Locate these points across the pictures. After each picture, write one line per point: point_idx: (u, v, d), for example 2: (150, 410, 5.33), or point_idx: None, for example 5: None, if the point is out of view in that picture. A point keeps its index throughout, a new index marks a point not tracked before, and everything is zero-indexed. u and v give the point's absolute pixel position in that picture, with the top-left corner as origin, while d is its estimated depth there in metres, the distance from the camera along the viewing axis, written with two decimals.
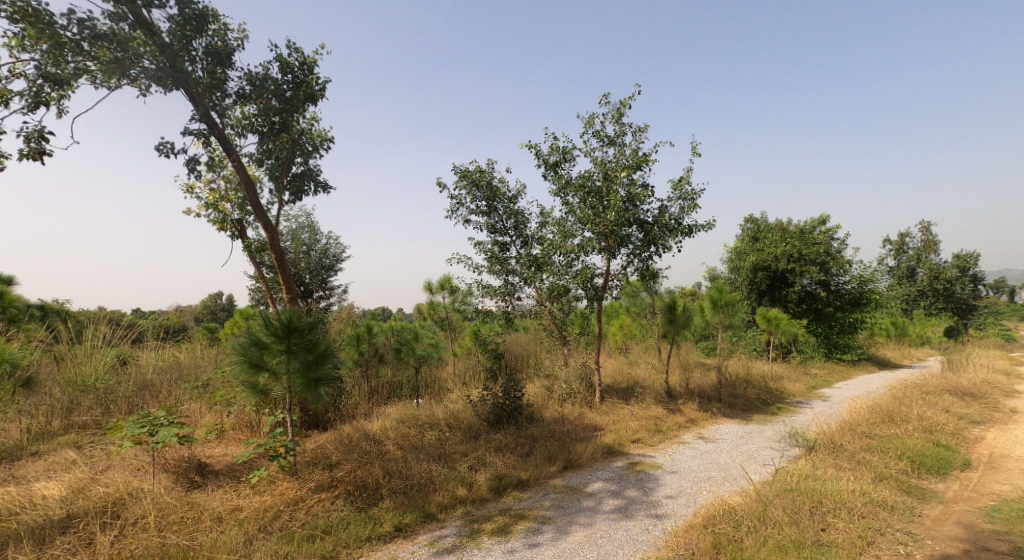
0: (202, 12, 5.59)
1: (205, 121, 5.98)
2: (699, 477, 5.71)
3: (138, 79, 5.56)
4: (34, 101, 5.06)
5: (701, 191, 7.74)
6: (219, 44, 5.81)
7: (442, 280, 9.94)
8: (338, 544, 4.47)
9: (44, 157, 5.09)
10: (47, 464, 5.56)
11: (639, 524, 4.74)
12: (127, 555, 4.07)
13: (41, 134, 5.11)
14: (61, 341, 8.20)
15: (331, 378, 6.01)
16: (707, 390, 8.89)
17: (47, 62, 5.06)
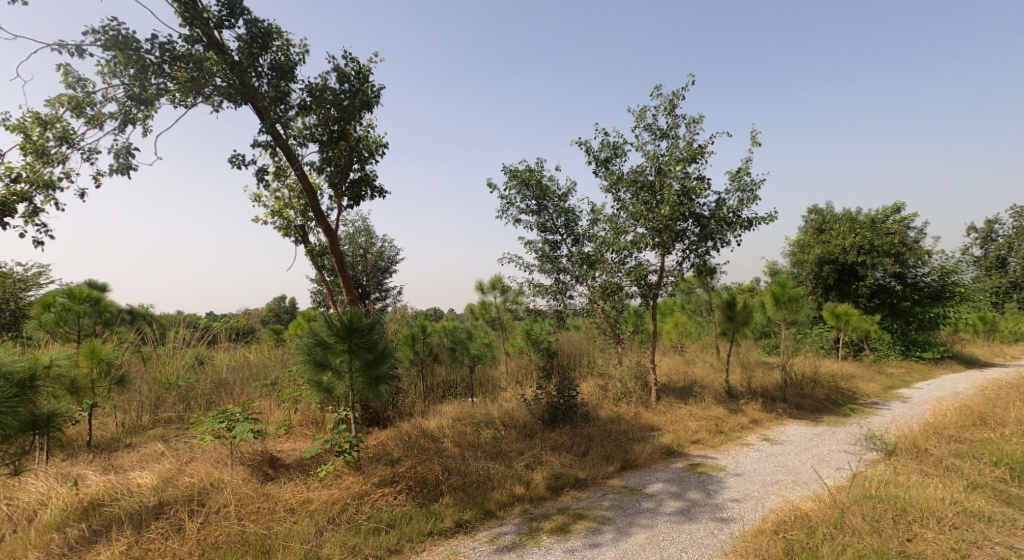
0: (267, 29, 5.86)
1: (271, 133, 6.27)
2: (766, 481, 5.53)
3: (211, 97, 5.89)
4: (123, 120, 5.44)
5: (761, 182, 7.47)
6: (282, 59, 6.09)
7: (493, 280, 10.05)
8: (402, 538, 4.60)
9: (132, 171, 5.47)
10: (140, 455, 6.00)
11: (704, 528, 4.64)
12: (212, 541, 4.31)
13: (129, 150, 5.50)
14: (147, 342, 8.84)
15: (390, 377, 6.17)
16: (771, 391, 8.57)
17: (133, 85, 5.43)
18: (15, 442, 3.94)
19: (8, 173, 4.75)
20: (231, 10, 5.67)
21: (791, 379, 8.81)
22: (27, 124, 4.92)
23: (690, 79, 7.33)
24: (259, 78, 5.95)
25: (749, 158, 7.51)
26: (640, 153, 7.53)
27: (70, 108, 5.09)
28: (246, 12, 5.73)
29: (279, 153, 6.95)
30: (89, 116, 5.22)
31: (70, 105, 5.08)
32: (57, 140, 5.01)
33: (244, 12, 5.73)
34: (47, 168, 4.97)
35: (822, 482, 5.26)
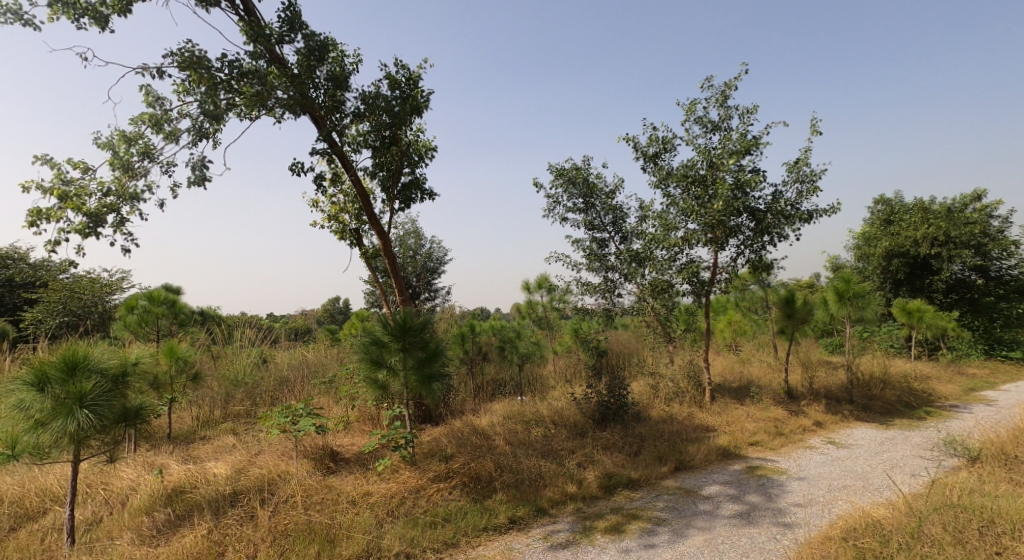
0: (323, 42, 6.13)
1: (327, 141, 6.53)
2: (833, 486, 5.35)
3: (273, 110, 6.18)
4: (198, 134, 5.82)
5: (822, 173, 7.21)
6: (337, 70, 6.34)
7: (540, 279, 10.11)
8: (458, 532, 4.73)
9: (207, 182, 5.84)
10: (214, 447, 6.40)
11: (765, 532, 4.56)
12: (282, 528, 4.53)
13: (204, 163, 5.87)
14: (216, 342, 9.39)
15: (442, 375, 6.33)
16: (835, 392, 8.26)
17: (205, 101, 5.79)
18: (113, 434, 4.32)
19: (99, 187, 5.16)
20: (291, 25, 5.95)
21: (858, 380, 8.46)
22: (115, 142, 5.33)
23: (743, 68, 7.16)
24: (316, 89, 6.21)
25: (809, 148, 7.25)
26: (690, 147, 7.40)
27: (151, 125, 5.48)
28: (304, 27, 5.99)
29: (334, 160, 7.22)
30: (167, 132, 5.60)
31: (151, 122, 5.47)
32: (140, 155, 5.40)
33: (303, 26, 5.99)
34: (132, 182, 5.37)
35: (896, 489, 5.05)
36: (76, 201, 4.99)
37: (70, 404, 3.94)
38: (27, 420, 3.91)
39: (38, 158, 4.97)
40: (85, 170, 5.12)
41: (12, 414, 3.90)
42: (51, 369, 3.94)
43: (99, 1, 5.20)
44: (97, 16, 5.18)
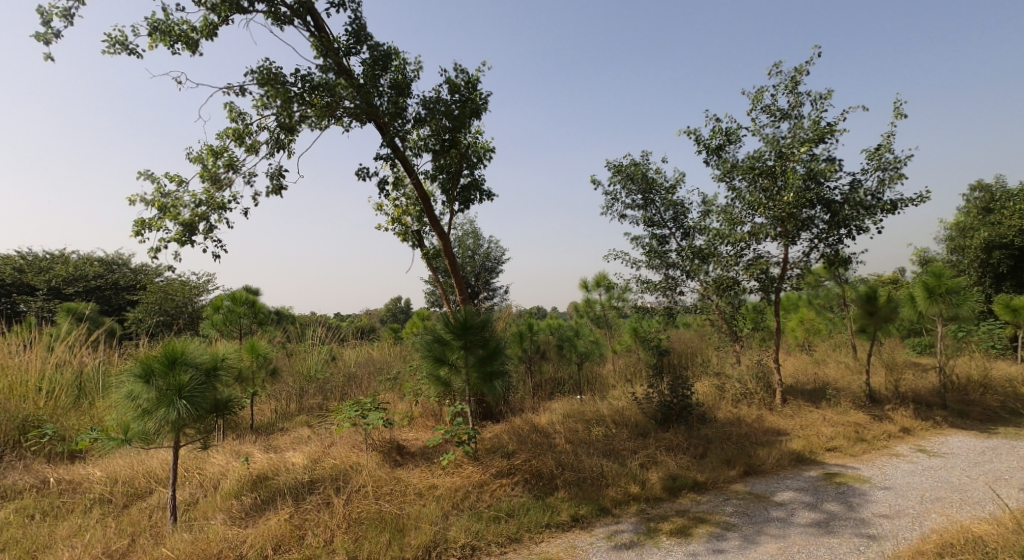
0: (387, 51, 6.38)
1: (391, 146, 6.79)
2: (924, 497, 5.07)
3: (341, 119, 6.49)
4: (275, 145, 6.19)
5: (907, 159, 6.81)
6: (400, 77, 6.58)
7: (598, 277, 10.08)
8: (521, 528, 4.82)
9: (284, 190, 6.20)
10: (292, 438, 6.81)
11: (846, 543, 4.39)
12: (355, 516, 4.73)
13: (280, 172, 6.24)
14: (290, 340, 9.96)
15: (503, 372, 6.45)
16: (926, 397, 7.79)
17: (281, 114, 6.15)
18: (206, 423, 4.71)
19: (192, 199, 5.61)
20: (357, 37, 6.22)
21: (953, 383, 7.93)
22: (204, 156, 5.77)
23: (815, 52, 6.87)
24: (381, 96, 6.47)
25: (892, 133, 6.87)
26: (757, 137, 7.18)
27: (234, 139, 5.89)
28: (369, 38, 6.26)
29: (397, 164, 7.48)
30: (248, 145, 5.99)
31: (234, 136, 5.89)
32: (226, 167, 5.82)
33: (368, 37, 6.26)
34: (220, 193, 5.79)
35: (1000, 504, 4.73)
36: (173, 211, 5.45)
37: (170, 395, 4.32)
38: (135, 409, 4.32)
39: (140, 174, 5.45)
40: (179, 183, 5.57)
41: (125, 403, 4.33)
42: (154, 363, 4.35)
43: (190, 27, 5.64)
44: (188, 41, 5.62)
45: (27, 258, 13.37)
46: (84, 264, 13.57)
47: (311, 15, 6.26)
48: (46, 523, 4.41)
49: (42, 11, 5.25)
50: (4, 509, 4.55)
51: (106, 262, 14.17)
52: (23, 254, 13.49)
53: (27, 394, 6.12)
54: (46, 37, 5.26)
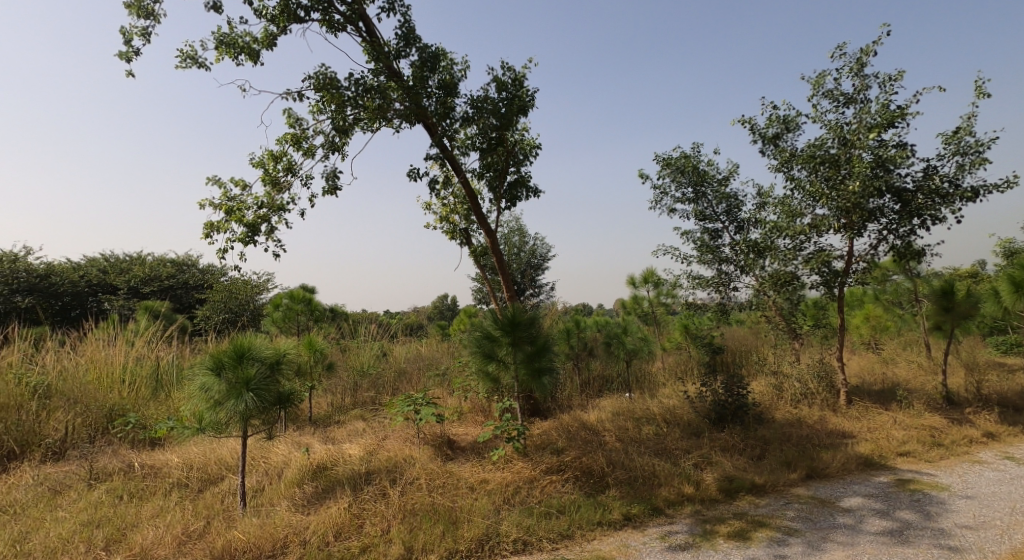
0: (435, 52, 6.49)
1: (440, 146, 6.90)
2: (1013, 508, 4.77)
3: (392, 120, 6.63)
4: (330, 148, 6.41)
5: (990, 142, 6.38)
6: (448, 78, 6.68)
7: (646, 273, 9.95)
8: (573, 524, 4.82)
9: (339, 191, 6.41)
10: (348, 430, 7.05)
11: (924, 554, 4.18)
12: (410, 507, 4.85)
13: (335, 173, 6.45)
14: (344, 337, 10.30)
15: (552, 368, 6.47)
16: (1011, 400, 7.30)
17: (335, 118, 6.35)
18: (271, 415, 4.95)
19: (255, 201, 5.87)
20: (407, 40, 6.36)
21: None
22: (265, 161, 6.04)
23: (884, 31, 6.51)
24: (430, 97, 6.58)
25: (973, 114, 6.45)
26: (818, 124, 6.90)
27: (292, 143, 6.13)
28: (418, 41, 6.38)
29: (445, 163, 7.59)
30: (305, 149, 6.23)
31: (292, 141, 6.13)
32: (285, 171, 6.07)
33: (417, 40, 6.38)
34: (280, 195, 6.04)
35: None
36: (238, 214, 5.72)
37: (239, 387, 4.55)
38: (208, 400, 4.57)
39: (209, 179, 5.75)
40: (243, 186, 5.84)
41: (198, 395, 4.59)
42: (224, 357, 4.59)
43: (252, 39, 5.91)
44: (250, 52, 5.88)
45: (109, 259, 14.33)
46: (158, 265, 14.42)
47: (363, 20, 6.43)
48: (132, 503, 4.74)
49: (124, 31, 5.62)
50: (97, 489, 4.92)
51: (178, 263, 15.00)
52: (106, 255, 14.45)
53: (112, 385, 6.59)
54: (127, 55, 5.63)
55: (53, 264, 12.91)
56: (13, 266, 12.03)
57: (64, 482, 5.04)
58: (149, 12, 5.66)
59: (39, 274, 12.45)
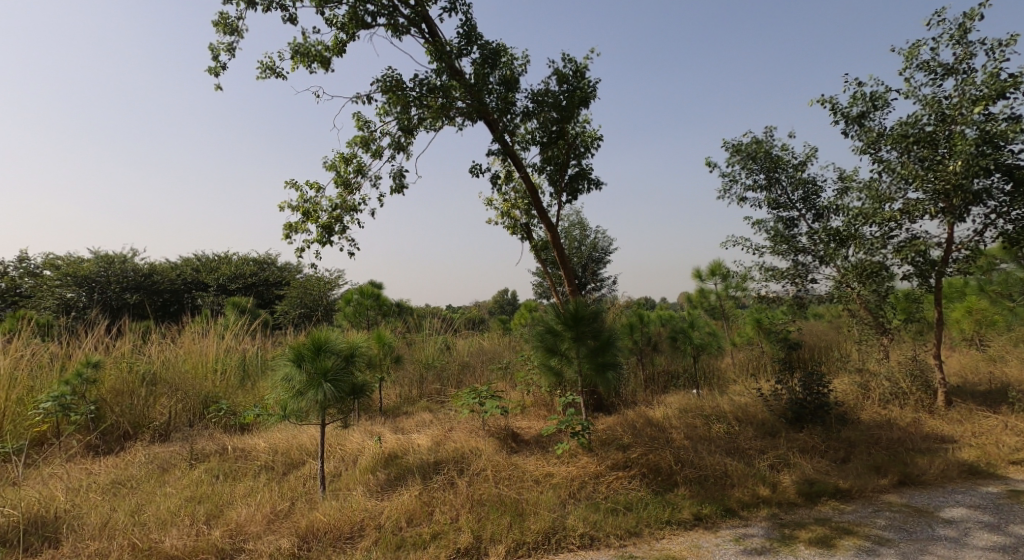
0: (496, 49, 6.51)
1: (502, 142, 6.91)
2: None
3: (454, 119, 6.69)
4: (396, 148, 6.56)
5: None
6: (509, 73, 6.69)
7: (713, 265, 9.61)
8: (640, 522, 4.73)
9: (405, 190, 6.55)
10: (416, 420, 7.23)
11: None
12: (478, 498, 4.91)
13: (402, 172, 6.59)
14: (410, 331, 10.57)
15: (616, 363, 6.37)
16: None
17: (401, 119, 6.48)
18: (346, 405, 5.14)
19: (328, 202, 6.12)
20: (468, 38, 6.40)
21: None
22: (337, 163, 6.26)
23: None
24: (491, 93, 6.57)
25: None
26: (911, 100, 6.41)
27: (361, 146, 6.33)
28: (480, 38, 6.41)
29: (506, 159, 7.61)
30: (373, 150, 6.41)
31: (361, 143, 6.32)
32: (355, 173, 6.27)
33: (478, 37, 6.41)
34: (352, 196, 6.26)
35: None
36: (313, 214, 5.98)
37: (317, 378, 4.76)
38: (290, 390, 4.80)
39: (287, 183, 6.04)
40: (317, 189, 6.08)
41: (281, 384, 4.83)
42: (303, 349, 4.81)
43: (324, 47, 6.13)
44: (322, 59, 6.11)
45: (201, 258, 15.37)
46: (243, 263, 15.34)
47: (426, 22, 6.53)
48: (227, 483, 5.06)
49: (212, 48, 6.00)
50: (197, 468, 5.30)
51: (260, 261, 15.90)
52: (198, 255, 15.53)
53: (206, 374, 7.08)
54: (216, 70, 6.00)
55: (155, 264, 14.00)
56: (122, 266, 13.14)
57: (169, 461, 5.46)
58: (233, 29, 5.99)
59: (144, 273, 13.52)
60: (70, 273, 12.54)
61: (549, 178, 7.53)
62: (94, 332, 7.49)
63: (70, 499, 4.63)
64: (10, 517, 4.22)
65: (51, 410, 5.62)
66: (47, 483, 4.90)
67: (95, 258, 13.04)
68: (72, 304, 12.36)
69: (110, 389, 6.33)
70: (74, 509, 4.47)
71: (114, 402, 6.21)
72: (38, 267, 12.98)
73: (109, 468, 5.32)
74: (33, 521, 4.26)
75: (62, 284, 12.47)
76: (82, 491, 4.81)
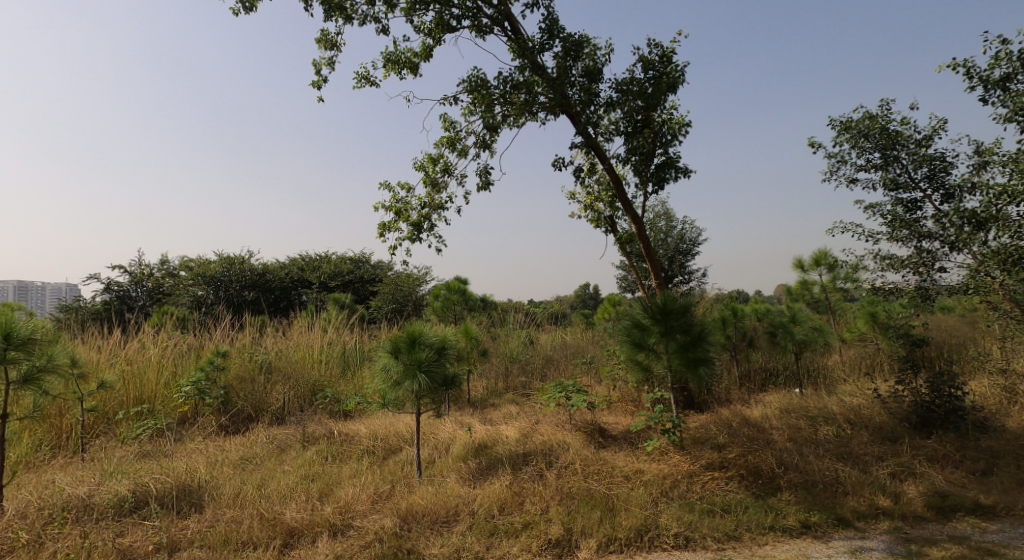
0: (578, 40, 6.34)
1: (585, 135, 6.72)
2: None
3: (537, 115, 6.57)
4: (481, 146, 6.57)
5: None
6: (592, 64, 6.50)
7: (817, 255, 8.91)
8: (740, 526, 4.45)
9: (490, 187, 6.55)
10: (504, 412, 7.27)
11: None
12: (567, 491, 4.84)
13: (487, 170, 6.60)
14: (494, 325, 10.68)
15: (710, 359, 6.05)
16: None
17: (485, 118, 6.48)
18: (439, 396, 5.23)
19: (418, 202, 6.25)
20: (550, 32, 6.28)
21: None
22: (425, 164, 6.38)
23: None
24: (574, 85, 6.40)
25: None
26: None
27: (448, 146, 6.41)
28: (562, 31, 6.27)
29: (589, 151, 7.41)
30: (459, 150, 6.46)
31: (448, 144, 6.40)
32: (443, 172, 6.36)
33: (561, 30, 6.27)
34: (439, 195, 6.36)
35: None
36: (404, 212, 6.13)
37: (413, 368, 4.88)
38: (388, 380, 4.96)
39: (380, 184, 6.23)
40: (406, 189, 6.22)
41: (380, 374, 5.00)
42: (399, 341, 4.94)
43: (412, 54, 6.26)
44: (411, 66, 6.24)
45: (306, 257, 16.39)
46: (341, 262, 16.19)
47: (509, 20, 6.48)
48: (335, 464, 5.33)
49: (315, 63, 6.31)
50: (309, 450, 5.62)
51: (356, 259, 16.70)
52: (303, 254, 16.58)
53: (314, 364, 7.57)
54: (318, 83, 6.29)
55: (267, 264, 15.09)
56: (241, 266, 14.30)
57: (286, 442, 5.83)
58: (333, 43, 6.24)
59: (259, 272, 14.63)
60: (200, 273, 13.84)
61: (633, 169, 7.25)
62: (221, 325, 8.19)
63: (208, 471, 5.06)
64: (165, 484, 4.67)
65: (190, 393, 6.23)
66: (190, 456, 5.40)
67: (220, 259, 14.21)
68: (203, 301, 13.78)
69: (238, 375, 6.86)
70: (212, 480, 4.87)
71: (240, 387, 6.76)
72: (175, 267, 14.45)
73: (237, 446, 5.77)
74: (182, 488, 4.68)
75: (194, 283, 13.83)
76: (218, 465, 5.24)
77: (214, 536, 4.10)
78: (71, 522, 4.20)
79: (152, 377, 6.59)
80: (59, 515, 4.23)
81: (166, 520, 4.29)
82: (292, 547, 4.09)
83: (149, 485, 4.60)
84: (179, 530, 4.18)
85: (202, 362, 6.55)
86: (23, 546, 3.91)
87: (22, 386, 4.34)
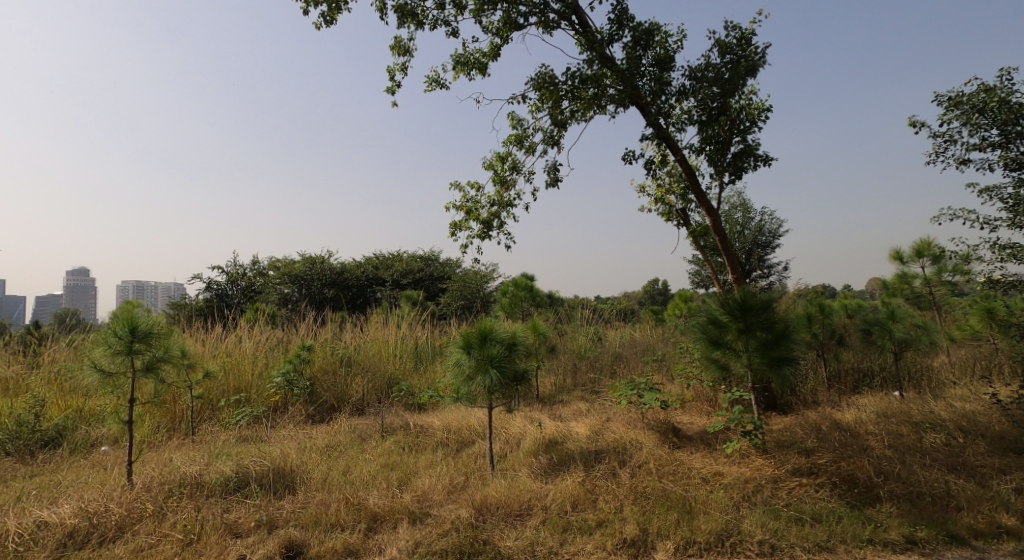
0: (648, 28, 6.05)
1: (657, 126, 6.42)
2: None
3: (605, 107, 6.28)
4: (549, 142, 6.45)
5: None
6: (663, 52, 6.21)
7: (919, 245, 8.13)
8: (834, 536, 4.08)
9: (559, 184, 6.43)
10: (574, 409, 7.12)
11: None
12: (642, 491, 4.64)
13: (556, 166, 6.47)
14: (562, 322, 10.54)
15: (794, 358, 5.62)
16: None
17: (553, 114, 6.34)
18: (510, 391, 5.16)
19: (488, 200, 6.22)
20: (619, 22, 6.04)
21: None
22: (494, 163, 6.33)
23: None
24: (645, 76, 6.12)
25: None
26: None
27: (516, 144, 6.33)
28: (632, 20, 6.02)
29: (660, 143, 7.09)
30: (527, 147, 6.37)
31: (516, 142, 6.32)
32: (511, 170, 6.29)
33: (630, 19, 6.02)
34: (508, 192, 6.29)
35: None
36: (473, 210, 6.11)
37: (484, 363, 4.83)
38: (460, 374, 4.94)
39: (451, 184, 6.27)
40: (475, 187, 6.19)
41: (453, 368, 4.99)
42: (470, 336, 4.92)
43: (481, 54, 6.21)
44: (480, 66, 6.20)
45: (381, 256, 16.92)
46: (413, 260, 16.58)
47: (576, 13, 6.30)
48: (412, 454, 5.39)
49: (389, 70, 6.39)
50: (387, 440, 5.72)
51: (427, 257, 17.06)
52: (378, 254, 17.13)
53: (390, 358, 7.75)
54: (392, 89, 6.35)
55: (345, 264, 15.69)
56: (321, 266, 14.94)
57: (366, 432, 5.97)
58: (406, 49, 6.30)
59: (338, 271, 15.24)
60: (286, 273, 14.63)
61: (708, 159, 6.86)
62: (305, 321, 8.55)
63: (299, 456, 5.25)
64: (264, 466, 4.88)
65: (281, 383, 6.53)
66: (284, 442, 5.64)
67: (303, 259, 14.96)
68: (290, 299, 14.52)
69: (321, 367, 7.12)
70: (303, 465, 5.05)
71: (325, 379, 7.02)
72: (264, 267, 15.29)
73: (322, 434, 5.97)
74: (279, 470, 4.87)
75: (281, 282, 14.63)
76: (307, 451, 5.43)
77: (306, 517, 4.22)
78: (187, 497, 4.46)
79: (247, 367, 6.95)
80: (178, 490, 4.50)
81: (264, 500, 4.48)
82: (376, 531, 4.15)
83: (250, 467, 4.83)
84: (276, 509, 4.34)
85: (290, 354, 6.84)
86: (151, 516, 4.18)
87: (145, 374, 4.64)
